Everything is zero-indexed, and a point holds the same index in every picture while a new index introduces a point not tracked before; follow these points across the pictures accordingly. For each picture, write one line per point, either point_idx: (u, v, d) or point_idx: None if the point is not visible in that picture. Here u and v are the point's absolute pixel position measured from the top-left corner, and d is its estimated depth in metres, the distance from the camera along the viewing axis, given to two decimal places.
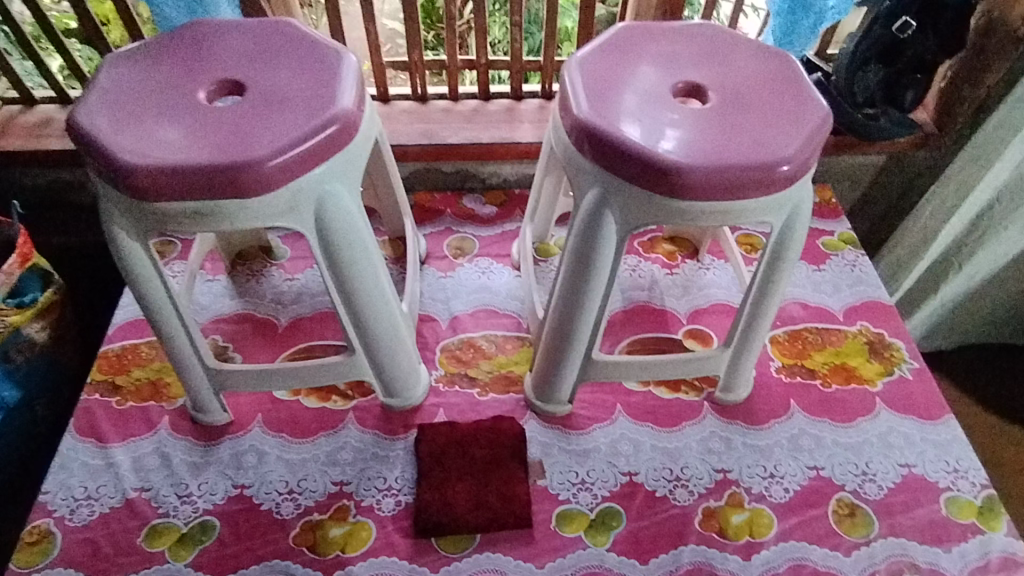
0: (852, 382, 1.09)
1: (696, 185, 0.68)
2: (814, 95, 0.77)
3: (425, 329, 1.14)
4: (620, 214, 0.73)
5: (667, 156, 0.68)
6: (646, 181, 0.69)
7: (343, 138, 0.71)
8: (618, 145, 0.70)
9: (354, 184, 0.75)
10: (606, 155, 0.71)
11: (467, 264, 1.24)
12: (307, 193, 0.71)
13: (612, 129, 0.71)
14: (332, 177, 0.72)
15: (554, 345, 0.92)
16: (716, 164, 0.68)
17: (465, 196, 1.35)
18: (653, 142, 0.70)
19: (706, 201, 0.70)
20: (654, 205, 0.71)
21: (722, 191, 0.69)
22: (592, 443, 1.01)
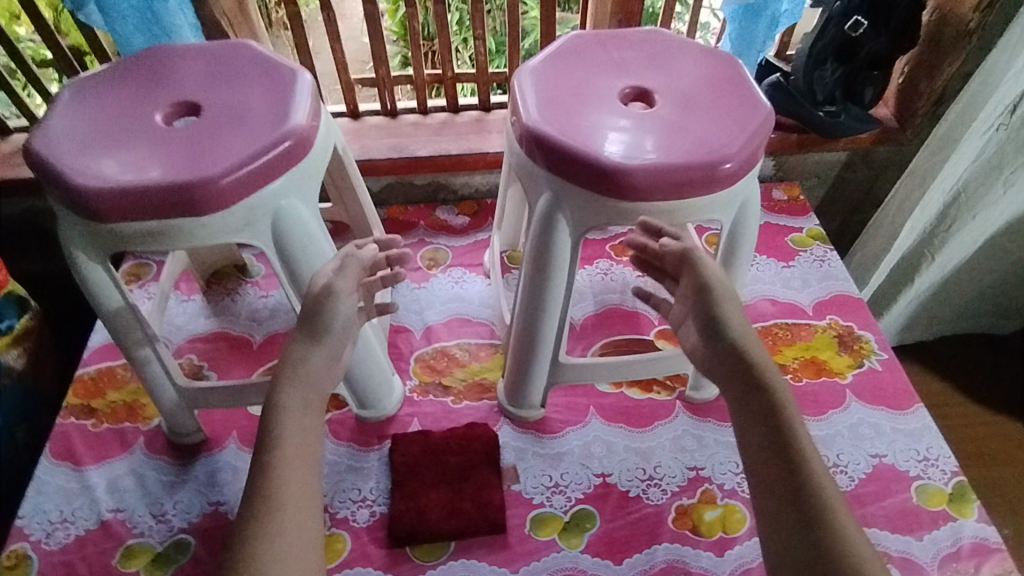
0: (822, 376, 1.11)
1: (642, 185, 0.70)
2: (757, 95, 0.79)
3: (400, 340, 1.15)
4: (572, 217, 0.75)
5: (614, 158, 0.70)
6: (595, 184, 0.71)
7: (297, 154, 0.73)
8: (566, 150, 0.72)
9: (311, 199, 0.76)
10: (555, 161, 0.73)
11: (441, 275, 1.25)
12: (263, 209, 0.72)
13: (560, 135, 0.73)
14: (287, 193, 0.73)
15: (522, 349, 0.94)
16: (661, 165, 0.70)
17: (439, 208, 1.36)
18: (600, 146, 0.72)
19: (654, 200, 0.72)
20: (604, 207, 0.73)
21: (668, 190, 0.71)
22: (566, 446, 1.01)
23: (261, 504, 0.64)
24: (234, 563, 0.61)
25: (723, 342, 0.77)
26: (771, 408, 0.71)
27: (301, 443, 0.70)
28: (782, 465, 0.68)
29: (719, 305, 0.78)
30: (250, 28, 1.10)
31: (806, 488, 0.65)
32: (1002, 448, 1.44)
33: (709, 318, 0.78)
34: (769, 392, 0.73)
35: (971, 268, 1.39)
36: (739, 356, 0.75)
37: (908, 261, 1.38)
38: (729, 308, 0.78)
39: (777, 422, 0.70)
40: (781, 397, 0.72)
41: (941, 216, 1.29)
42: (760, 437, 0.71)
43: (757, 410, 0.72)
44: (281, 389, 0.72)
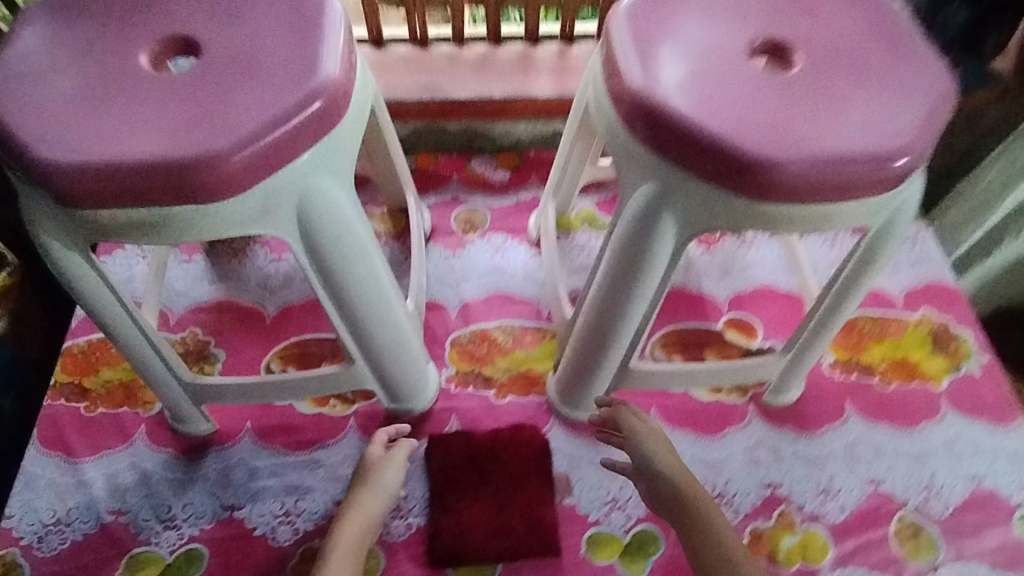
0: (914, 380, 0.97)
1: (789, 186, 0.53)
2: (929, 55, 0.60)
3: (433, 320, 1.00)
4: (684, 217, 0.58)
5: (755, 148, 0.53)
6: (726, 181, 0.54)
7: (328, 119, 0.55)
8: (690, 133, 0.54)
9: (345, 177, 0.59)
10: (671, 145, 0.55)
11: (478, 241, 1.08)
12: (286, 193, 0.55)
13: (680, 110, 0.55)
14: (315, 171, 0.56)
15: (585, 352, 0.79)
16: (819, 158, 0.53)
17: (474, 158, 1.18)
18: (734, 128, 0.54)
19: (800, 204, 0.55)
20: (729, 207, 0.56)
21: (820, 192, 0.54)
22: (624, 455, 0.90)
23: None
24: None
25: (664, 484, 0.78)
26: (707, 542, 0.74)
27: None
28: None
29: (658, 452, 0.79)
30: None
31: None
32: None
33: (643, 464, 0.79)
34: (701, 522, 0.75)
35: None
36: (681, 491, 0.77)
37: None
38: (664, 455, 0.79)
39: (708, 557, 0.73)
40: (716, 530, 0.74)
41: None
42: None
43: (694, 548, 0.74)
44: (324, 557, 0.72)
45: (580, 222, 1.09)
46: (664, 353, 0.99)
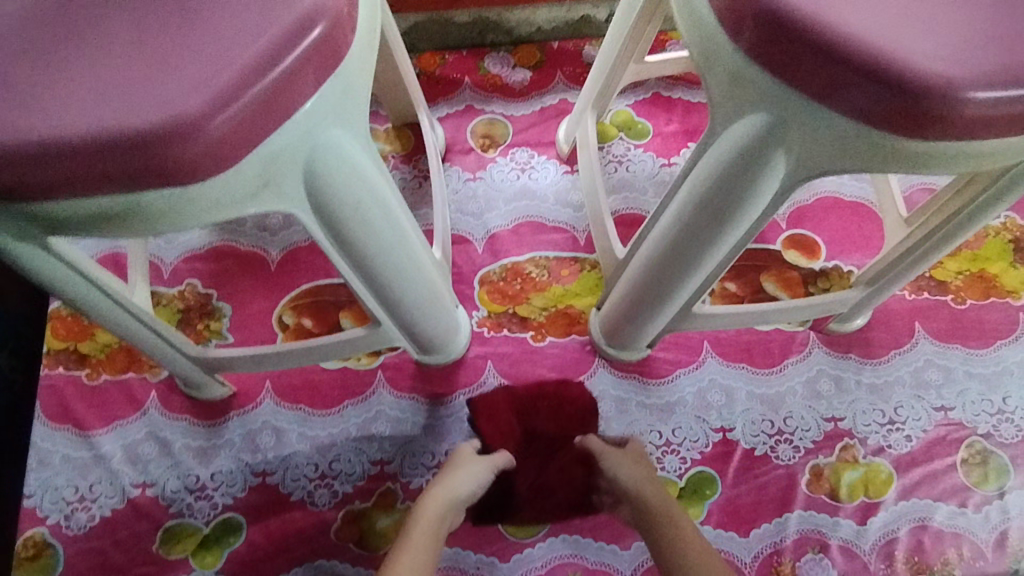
0: (990, 297, 0.88)
1: (966, 120, 0.41)
2: None
3: (457, 255, 0.90)
4: (804, 157, 0.46)
5: (928, 72, 0.40)
6: (880, 117, 0.42)
7: (331, 51, 0.40)
8: (839, 53, 0.40)
9: (360, 125, 0.45)
10: (804, 67, 0.42)
11: (500, 159, 0.95)
12: (290, 154, 0.42)
13: (820, 20, 0.41)
14: (321, 125, 0.42)
15: (644, 299, 0.70)
16: (1009, 79, 0.40)
17: (488, 56, 1.00)
18: (897, 44, 0.40)
19: (968, 141, 0.43)
20: (869, 145, 0.44)
21: (999, 124, 0.42)
22: (677, 395, 0.83)
23: None
24: None
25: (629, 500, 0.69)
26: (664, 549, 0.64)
27: None
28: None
29: (619, 467, 0.71)
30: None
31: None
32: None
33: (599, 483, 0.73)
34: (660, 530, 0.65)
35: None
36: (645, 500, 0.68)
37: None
38: (625, 470, 0.70)
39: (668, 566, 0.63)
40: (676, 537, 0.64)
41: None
42: None
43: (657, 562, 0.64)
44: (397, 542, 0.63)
45: (617, 131, 0.95)
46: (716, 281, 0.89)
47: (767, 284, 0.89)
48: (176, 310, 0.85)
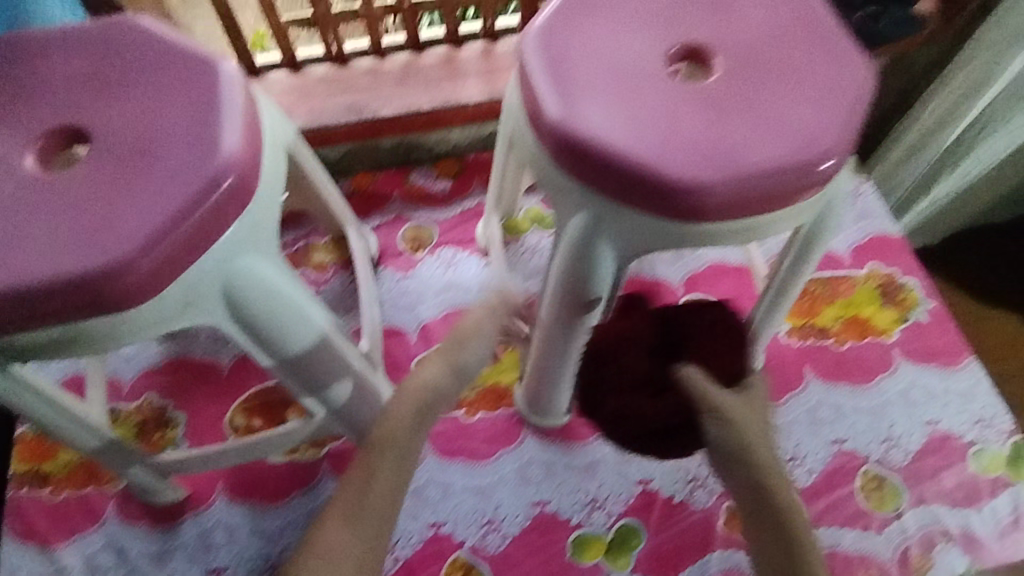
0: (867, 337, 1.00)
1: (719, 204, 0.53)
2: (850, 35, 0.57)
3: (393, 346, 1.00)
4: (619, 242, 0.58)
5: (684, 175, 0.52)
6: (657, 209, 0.54)
7: (236, 201, 0.52)
8: (617, 167, 0.53)
9: (268, 251, 0.57)
10: (601, 179, 0.54)
11: (428, 258, 1.07)
12: (209, 280, 0.53)
13: (606, 144, 0.53)
14: (233, 256, 0.53)
15: (546, 367, 0.80)
16: (751, 176, 0.52)
17: (413, 171, 1.15)
18: (672, 158, 0.52)
19: (732, 219, 0.55)
20: (666, 231, 0.56)
21: (748, 204, 0.54)
22: (599, 454, 0.91)
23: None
24: None
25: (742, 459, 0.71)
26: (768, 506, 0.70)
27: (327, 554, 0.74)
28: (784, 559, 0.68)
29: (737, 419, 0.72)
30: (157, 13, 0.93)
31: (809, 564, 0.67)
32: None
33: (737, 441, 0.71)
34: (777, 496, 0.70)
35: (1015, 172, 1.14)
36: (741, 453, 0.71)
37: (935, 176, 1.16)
38: (754, 420, 0.74)
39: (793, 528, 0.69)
40: (787, 505, 0.70)
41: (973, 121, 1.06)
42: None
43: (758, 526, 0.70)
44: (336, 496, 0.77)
45: (528, 224, 1.08)
46: None
47: None
48: (134, 423, 0.94)
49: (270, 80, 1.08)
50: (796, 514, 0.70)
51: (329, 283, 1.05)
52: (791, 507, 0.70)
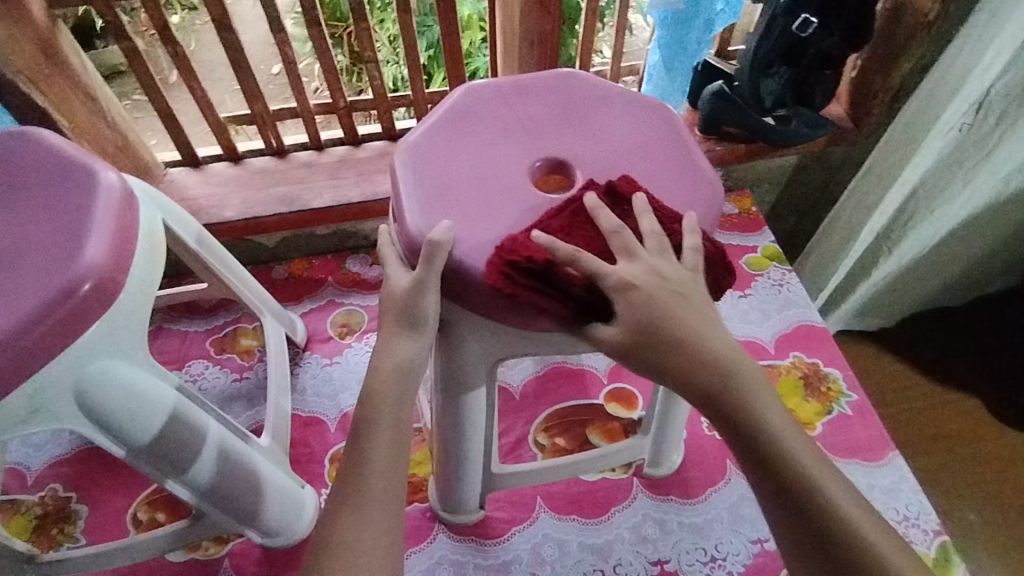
0: None
1: (565, 313, 0.57)
2: (697, 162, 0.65)
3: (311, 436, 0.98)
4: (482, 346, 0.63)
5: (531, 286, 0.57)
6: (506, 317, 0.59)
7: (93, 305, 0.56)
8: (465, 279, 0.58)
9: (130, 353, 0.59)
10: (453, 289, 0.59)
11: (355, 343, 1.07)
12: (60, 383, 0.55)
13: (457, 257, 0.58)
14: (89, 358, 0.56)
15: (445, 465, 0.79)
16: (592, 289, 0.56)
17: (348, 258, 1.17)
18: None
19: (577, 329, 0.60)
20: (520, 337, 0.62)
21: (590, 315, 0.59)
22: (512, 553, 0.88)
23: (348, 492, 0.54)
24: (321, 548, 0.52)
25: (681, 357, 0.52)
26: (759, 449, 0.51)
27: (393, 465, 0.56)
28: (769, 479, 0.51)
29: (704, 349, 0.52)
30: (88, 104, 0.95)
31: (816, 508, 0.49)
32: (993, 453, 1.16)
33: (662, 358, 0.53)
34: (745, 407, 0.52)
35: (954, 258, 1.16)
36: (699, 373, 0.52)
37: (870, 260, 1.14)
38: (743, 364, 0.53)
39: (778, 453, 0.51)
40: (765, 414, 0.52)
41: (899, 211, 1.06)
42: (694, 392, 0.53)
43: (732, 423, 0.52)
44: (366, 440, 0.57)
45: None
46: (546, 437, 0.98)
47: (592, 436, 0.98)
48: (33, 516, 0.90)
49: (210, 170, 1.12)
50: (807, 445, 0.52)
51: (254, 369, 1.03)
52: (764, 415, 0.52)
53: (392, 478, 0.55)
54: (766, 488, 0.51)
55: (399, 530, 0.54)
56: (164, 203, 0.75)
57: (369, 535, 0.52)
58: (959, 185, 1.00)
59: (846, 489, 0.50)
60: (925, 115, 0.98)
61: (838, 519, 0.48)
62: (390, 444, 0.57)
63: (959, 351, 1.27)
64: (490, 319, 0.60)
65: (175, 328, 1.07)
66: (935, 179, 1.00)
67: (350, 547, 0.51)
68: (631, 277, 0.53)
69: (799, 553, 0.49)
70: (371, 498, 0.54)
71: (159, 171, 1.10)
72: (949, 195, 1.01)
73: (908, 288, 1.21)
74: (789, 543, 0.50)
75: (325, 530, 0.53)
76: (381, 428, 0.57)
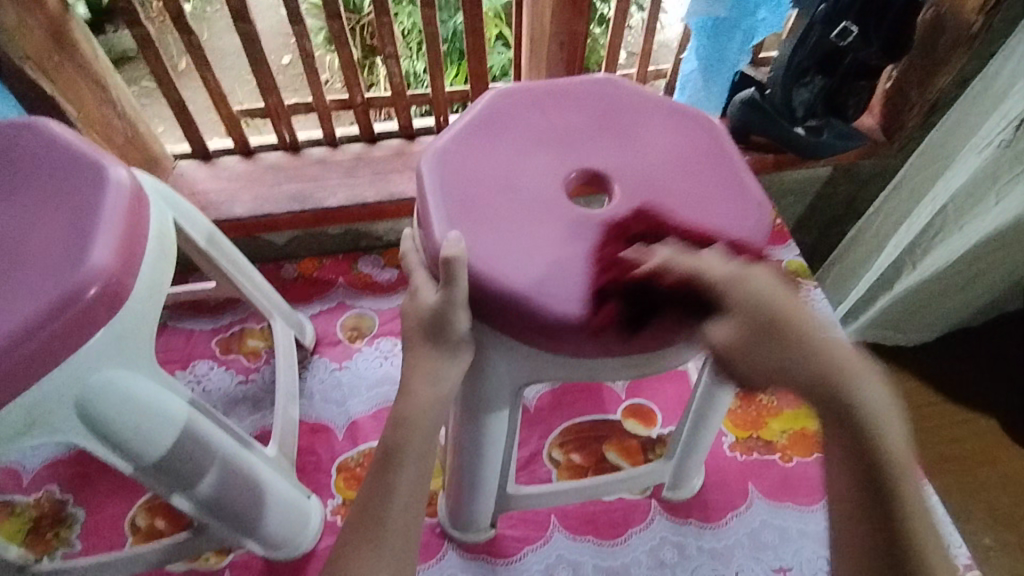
0: (814, 453, 0.96)
1: (601, 337, 0.54)
2: (743, 177, 0.61)
3: (318, 444, 0.94)
4: (510, 368, 0.59)
5: (567, 307, 0.54)
6: (537, 339, 0.55)
7: (100, 310, 0.52)
8: (496, 299, 0.54)
9: (135, 362, 0.56)
10: (481, 307, 0.55)
11: (366, 348, 1.04)
12: (59, 393, 0.52)
13: (487, 271, 0.54)
14: (90, 367, 0.53)
15: (460, 484, 0.75)
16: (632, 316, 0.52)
17: (360, 259, 1.14)
18: (554, 288, 0.54)
19: (612, 354, 0.56)
20: (550, 361, 0.58)
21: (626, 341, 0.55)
22: (524, 574, 0.85)
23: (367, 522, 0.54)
24: None
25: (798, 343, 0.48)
26: (868, 452, 0.46)
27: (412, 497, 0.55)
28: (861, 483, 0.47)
29: (791, 330, 0.48)
30: (98, 93, 0.91)
31: (903, 530, 0.45)
32: None
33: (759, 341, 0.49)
34: (851, 396, 0.47)
35: (979, 279, 1.06)
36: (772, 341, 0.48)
37: (892, 275, 1.07)
38: (835, 343, 0.48)
39: (882, 463, 0.46)
40: (872, 406, 0.46)
41: (928, 226, 0.99)
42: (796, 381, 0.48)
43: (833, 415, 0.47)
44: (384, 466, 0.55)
45: None
46: (561, 452, 0.94)
47: (609, 453, 0.94)
48: (28, 519, 0.87)
49: (221, 164, 1.08)
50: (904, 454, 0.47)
51: (260, 371, 1.00)
52: (875, 410, 0.47)
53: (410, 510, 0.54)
54: (854, 495, 0.47)
55: (408, 567, 0.54)
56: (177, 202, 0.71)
57: (384, 569, 0.53)
58: (990, 203, 0.92)
59: (928, 508, 0.46)
60: (965, 128, 0.93)
61: (919, 540, 0.45)
62: (415, 475, 0.57)
63: (990, 371, 1.19)
64: (518, 340, 0.56)
65: (180, 326, 1.04)
66: (967, 195, 0.93)
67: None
68: (739, 275, 0.50)
69: (864, 573, 0.46)
70: (390, 528, 0.54)
71: (169, 164, 1.07)
72: (979, 212, 0.94)
73: (929, 308, 1.11)
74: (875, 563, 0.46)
75: (341, 559, 0.53)
76: (408, 457, 0.57)
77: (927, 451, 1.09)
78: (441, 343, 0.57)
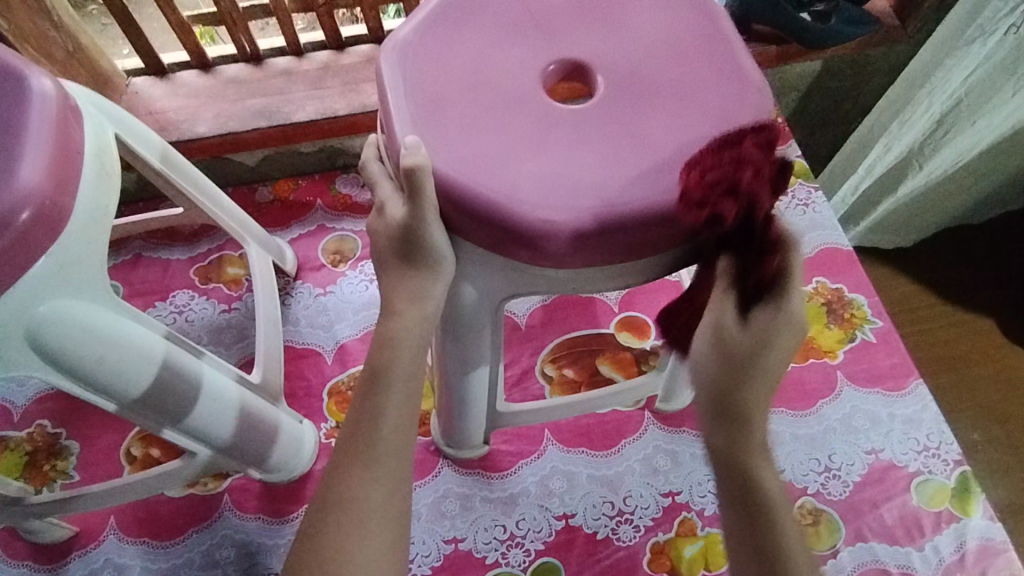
0: (809, 358, 0.95)
1: (584, 248, 0.50)
2: (743, 60, 0.55)
3: (307, 368, 0.93)
4: (488, 284, 0.55)
5: (543, 217, 0.49)
6: (515, 254, 0.51)
7: (37, 235, 0.49)
8: (469, 209, 0.49)
9: (87, 294, 0.52)
10: (456, 218, 0.51)
11: (350, 272, 1.00)
12: (7, 326, 0.49)
13: (458, 179, 0.49)
14: (36, 300, 0.50)
15: (449, 403, 0.74)
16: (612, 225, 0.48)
17: (338, 178, 1.08)
18: (529, 196, 0.49)
19: (599, 267, 0.52)
20: (528, 278, 0.54)
21: (636, 243, 0.51)
22: (519, 486, 0.86)
23: (357, 447, 0.53)
24: (329, 508, 0.51)
25: (744, 382, 0.50)
26: (748, 508, 0.52)
27: (399, 421, 0.54)
28: (734, 486, 0.53)
29: (763, 361, 0.50)
30: (29, 2, 0.82)
31: (761, 501, 0.52)
32: None
33: (761, 360, 0.50)
34: (745, 410, 0.51)
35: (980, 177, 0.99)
36: (729, 385, 0.51)
37: (896, 176, 1.00)
38: (780, 356, 0.50)
39: (742, 455, 0.52)
40: (742, 414, 0.51)
41: (937, 124, 0.91)
42: (727, 410, 0.51)
43: (741, 421, 0.52)
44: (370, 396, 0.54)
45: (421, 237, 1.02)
46: (554, 368, 0.93)
47: (601, 367, 0.93)
48: (23, 453, 0.87)
49: (178, 79, 1.00)
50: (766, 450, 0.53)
51: (242, 299, 0.97)
52: (762, 454, 0.52)
53: (395, 438, 0.53)
54: (725, 446, 0.53)
55: (403, 492, 0.53)
56: (123, 120, 0.65)
57: (376, 495, 0.51)
58: (1005, 96, 0.85)
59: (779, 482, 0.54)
60: None
61: (773, 514, 0.52)
62: (406, 401, 0.55)
63: (987, 268, 1.15)
64: (495, 255, 0.52)
65: (155, 257, 1.00)
66: (981, 84, 0.85)
67: (358, 503, 0.50)
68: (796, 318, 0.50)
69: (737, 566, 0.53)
70: (378, 454, 0.52)
71: (121, 82, 0.98)
72: (993, 107, 0.86)
73: (934, 208, 1.05)
74: (725, 493, 0.54)
75: (334, 485, 0.52)
76: (398, 383, 0.55)
77: (919, 350, 1.08)
78: (413, 260, 0.53)
